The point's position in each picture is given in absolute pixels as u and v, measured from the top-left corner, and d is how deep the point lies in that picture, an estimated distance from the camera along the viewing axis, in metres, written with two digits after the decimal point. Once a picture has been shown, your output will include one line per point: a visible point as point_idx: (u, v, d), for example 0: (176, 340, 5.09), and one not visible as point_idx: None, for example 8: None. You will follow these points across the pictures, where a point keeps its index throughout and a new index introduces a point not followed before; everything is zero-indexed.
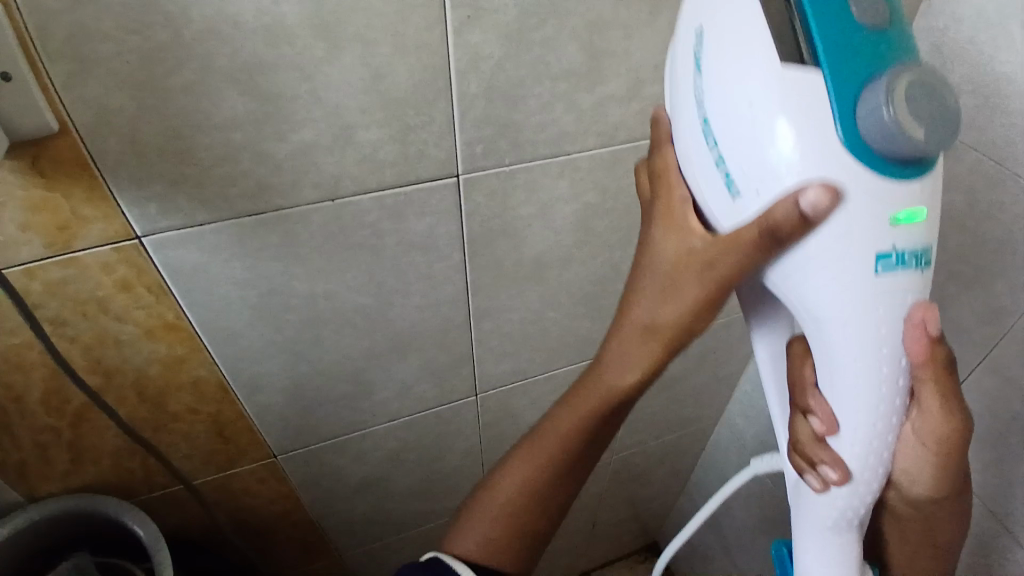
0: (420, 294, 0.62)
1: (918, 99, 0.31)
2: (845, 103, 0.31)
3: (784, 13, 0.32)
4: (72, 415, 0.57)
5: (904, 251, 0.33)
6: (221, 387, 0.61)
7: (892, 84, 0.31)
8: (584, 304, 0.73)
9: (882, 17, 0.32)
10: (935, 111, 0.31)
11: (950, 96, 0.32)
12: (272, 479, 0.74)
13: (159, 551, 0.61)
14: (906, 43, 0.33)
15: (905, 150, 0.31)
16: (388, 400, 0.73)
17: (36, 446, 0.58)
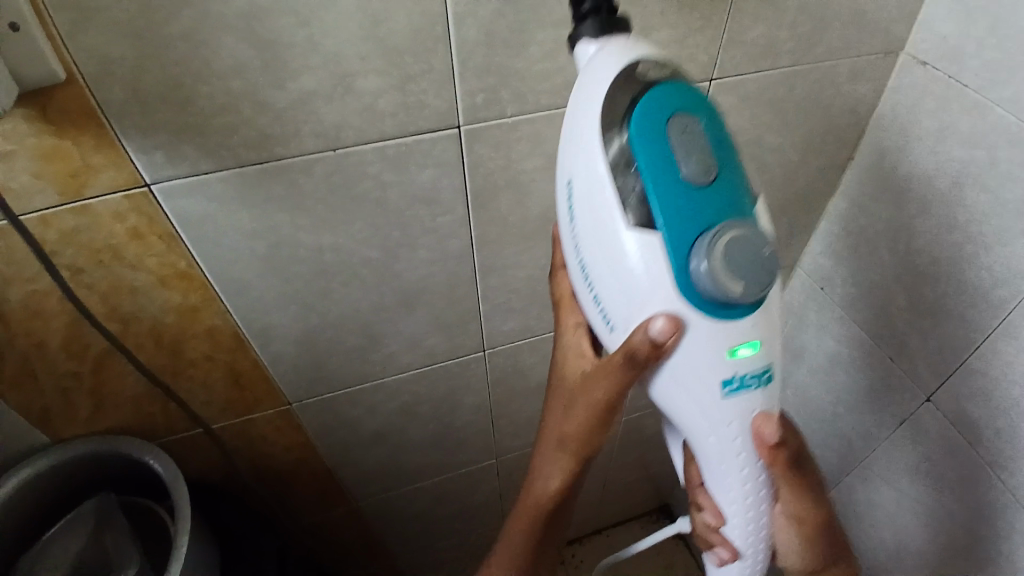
0: (427, 248, 0.63)
1: (739, 256, 0.38)
2: (679, 256, 0.39)
3: (628, 178, 0.39)
4: (93, 360, 0.60)
5: (744, 376, 0.41)
6: (235, 335, 0.63)
7: (711, 244, 0.38)
8: None
9: (714, 177, 0.39)
10: (754, 266, 0.39)
11: (764, 243, 0.39)
12: (288, 428, 0.77)
13: (177, 487, 0.63)
14: (738, 200, 0.40)
15: (727, 296, 0.39)
16: (398, 353, 0.74)
17: (59, 390, 0.61)
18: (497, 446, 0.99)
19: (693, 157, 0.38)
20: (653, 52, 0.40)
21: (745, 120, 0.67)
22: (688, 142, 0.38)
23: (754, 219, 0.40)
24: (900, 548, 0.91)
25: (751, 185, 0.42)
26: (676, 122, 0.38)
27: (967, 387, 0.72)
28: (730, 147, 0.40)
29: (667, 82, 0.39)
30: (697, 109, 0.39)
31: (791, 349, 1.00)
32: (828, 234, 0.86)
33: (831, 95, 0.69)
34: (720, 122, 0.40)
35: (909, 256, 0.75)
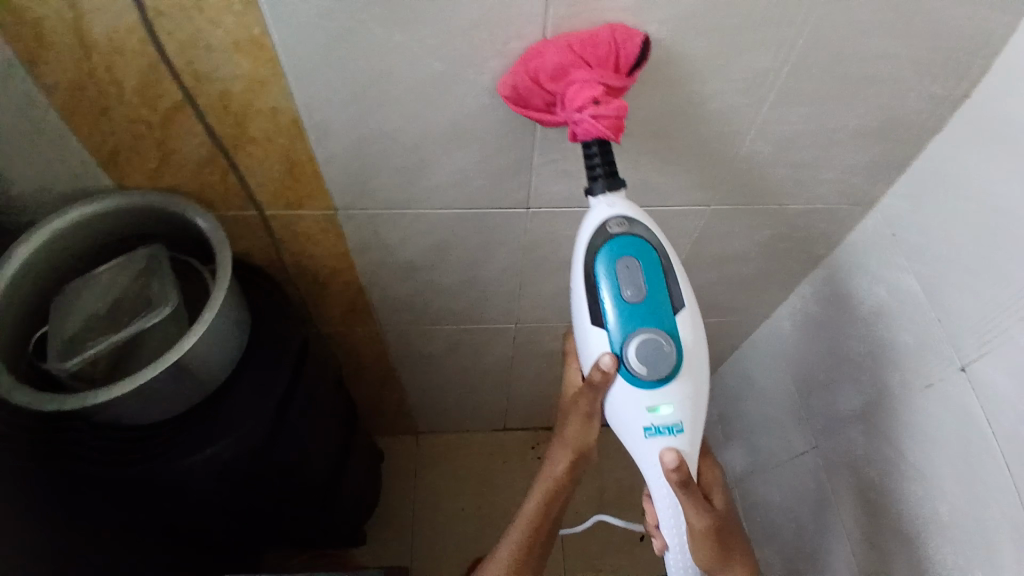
0: (491, 75, 0.62)
1: (649, 353, 0.59)
2: (616, 340, 0.60)
3: (590, 286, 0.61)
4: (163, 112, 0.63)
5: (659, 425, 0.61)
6: (295, 122, 0.65)
7: (633, 336, 0.60)
8: (655, 133, 0.71)
9: (643, 300, 0.60)
10: (661, 359, 0.59)
11: (670, 344, 0.60)
12: (331, 233, 0.81)
13: (222, 252, 0.68)
14: (659, 315, 0.60)
15: (643, 371, 0.60)
16: (443, 186, 0.75)
17: (130, 137, 0.65)
18: (516, 310, 1.02)
19: (629, 289, 0.60)
20: (624, 207, 0.60)
21: (865, 14, 0.60)
22: (627, 273, 0.60)
23: (670, 328, 0.60)
24: (871, 510, 0.91)
25: (679, 301, 0.61)
26: (622, 266, 0.59)
27: (1006, 355, 0.69)
28: (660, 278, 0.60)
29: (626, 234, 0.60)
30: (639, 250, 0.60)
31: (836, 294, 0.96)
32: (919, 176, 0.79)
33: (976, 6, 0.60)
34: (657, 262, 0.60)
35: (997, 214, 0.69)
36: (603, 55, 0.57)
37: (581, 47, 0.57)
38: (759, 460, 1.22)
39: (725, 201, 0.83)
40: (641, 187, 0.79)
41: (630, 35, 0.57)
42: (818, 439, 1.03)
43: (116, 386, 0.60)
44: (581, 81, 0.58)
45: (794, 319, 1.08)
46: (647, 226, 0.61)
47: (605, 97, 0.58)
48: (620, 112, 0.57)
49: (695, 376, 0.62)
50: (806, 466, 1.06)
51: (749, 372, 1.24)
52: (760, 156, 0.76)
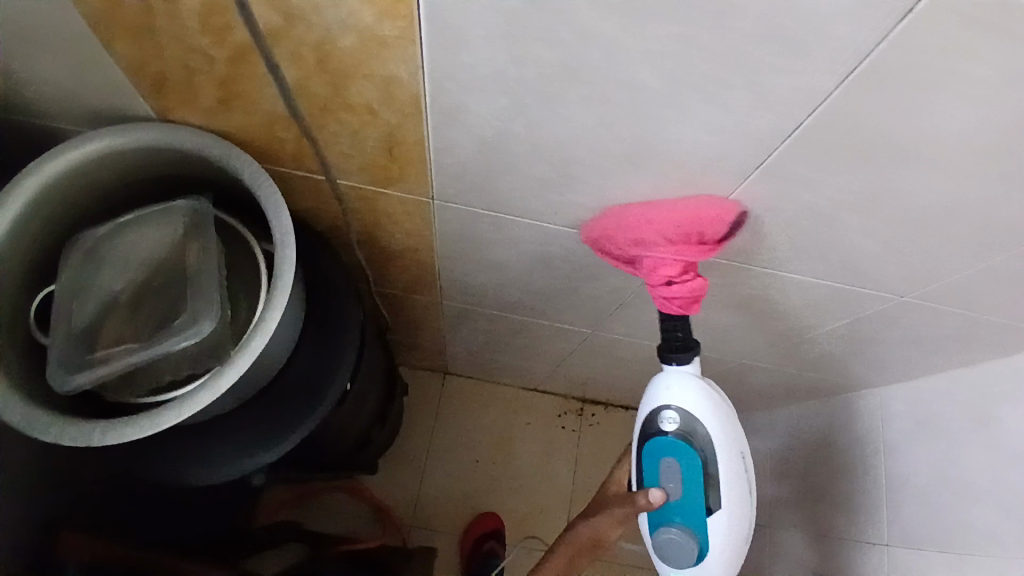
0: (724, 107, 0.41)
1: (671, 545, 0.63)
2: (649, 517, 0.65)
3: (637, 462, 0.66)
4: (232, 49, 0.44)
5: None
6: (414, 101, 0.45)
7: (661, 522, 0.64)
8: (894, 219, 0.51)
9: (677, 496, 0.63)
10: (682, 552, 0.63)
11: (693, 541, 0.62)
12: (418, 217, 0.63)
13: (283, 249, 0.52)
14: (691, 512, 0.62)
15: (665, 554, 0.64)
16: (581, 207, 0.56)
17: (183, 66, 0.46)
18: (601, 323, 0.86)
19: (666, 483, 0.63)
20: (678, 404, 0.61)
21: None
22: (667, 469, 0.63)
23: (698, 529, 0.62)
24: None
25: (716, 504, 0.62)
26: (663, 461, 0.63)
27: None
28: (700, 481, 0.62)
29: (673, 433, 0.61)
30: (681, 453, 0.61)
31: (981, 410, 0.77)
32: None
33: None
34: (698, 466, 0.61)
35: None
36: (683, 237, 0.55)
37: (660, 226, 0.55)
38: (787, 513, 1.06)
39: (924, 297, 0.63)
40: (833, 263, 0.59)
41: (727, 220, 0.54)
42: (895, 541, 0.85)
43: (129, 426, 0.47)
44: (665, 256, 0.57)
45: (914, 408, 0.87)
46: (700, 426, 0.61)
47: (681, 272, 0.58)
48: (694, 286, 0.59)
49: (724, 567, 0.64)
50: (859, 556, 0.90)
51: (820, 427, 1.02)
52: (1008, 272, 0.56)
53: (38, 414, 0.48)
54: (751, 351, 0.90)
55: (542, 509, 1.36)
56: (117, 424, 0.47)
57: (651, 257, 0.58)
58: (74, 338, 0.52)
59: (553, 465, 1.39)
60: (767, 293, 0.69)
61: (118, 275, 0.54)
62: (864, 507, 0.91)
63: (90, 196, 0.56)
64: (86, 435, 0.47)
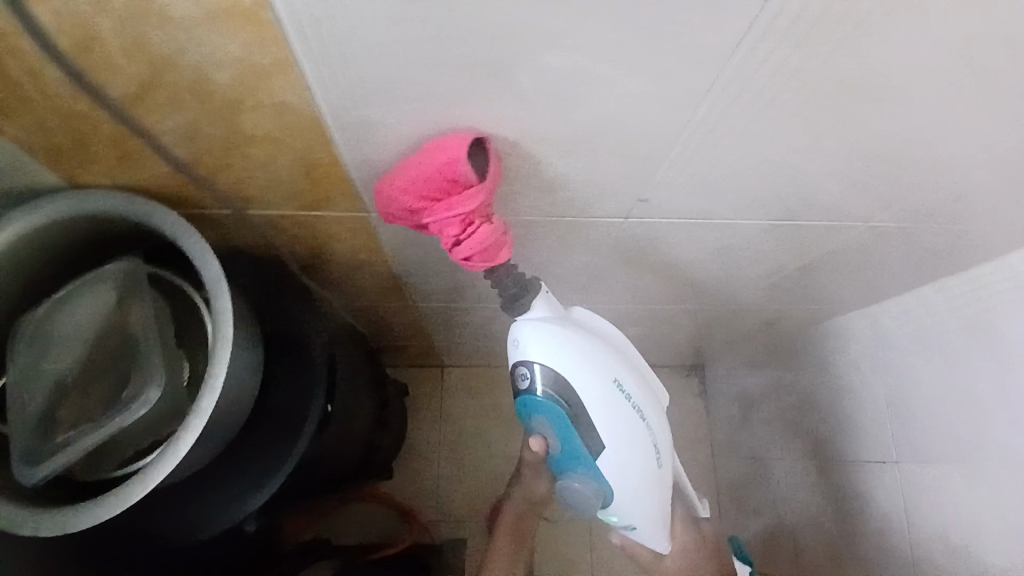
0: (637, 73, 0.38)
1: (572, 493, 0.63)
2: (552, 466, 0.65)
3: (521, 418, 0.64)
4: (114, 106, 0.42)
5: (616, 524, 0.67)
6: (314, 123, 0.43)
7: (560, 471, 0.64)
8: (849, 152, 0.48)
9: (561, 449, 0.62)
10: (584, 498, 0.63)
11: (590, 487, 0.62)
12: (361, 232, 0.61)
13: (217, 295, 0.50)
14: (579, 458, 0.61)
15: (571, 501, 0.64)
16: (525, 195, 0.53)
17: (71, 132, 0.45)
18: (580, 296, 0.85)
19: (544, 435, 0.62)
20: (529, 363, 0.58)
21: None
22: (542, 425, 0.61)
23: (593, 473, 0.61)
24: (941, 566, 0.75)
25: (598, 445, 0.60)
26: (535, 421, 0.61)
27: None
28: (573, 431, 0.59)
29: (532, 391, 0.59)
30: (544, 409, 0.59)
31: (977, 313, 0.72)
32: None
33: None
34: (564, 418, 0.59)
35: None
36: (439, 189, 0.45)
37: (411, 185, 0.46)
38: (797, 444, 1.06)
39: (897, 219, 0.61)
40: (792, 204, 0.57)
41: (449, 156, 0.43)
42: (905, 458, 0.81)
43: (99, 506, 0.47)
44: (440, 219, 0.47)
45: (913, 327, 0.81)
46: (559, 379, 0.57)
47: (465, 226, 0.47)
48: (486, 237, 0.48)
49: (646, 495, 0.63)
50: (872, 478, 0.87)
51: (817, 359, 1.01)
52: (978, 179, 0.53)
53: (8, 514, 0.47)
54: (736, 298, 0.88)
55: None
56: (88, 505, 0.47)
57: (430, 220, 0.47)
58: (27, 430, 0.50)
59: None
60: (737, 242, 0.67)
61: (64, 358, 0.52)
62: (872, 427, 0.88)
63: (17, 281, 0.53)
64: (61, 522, 0.47)
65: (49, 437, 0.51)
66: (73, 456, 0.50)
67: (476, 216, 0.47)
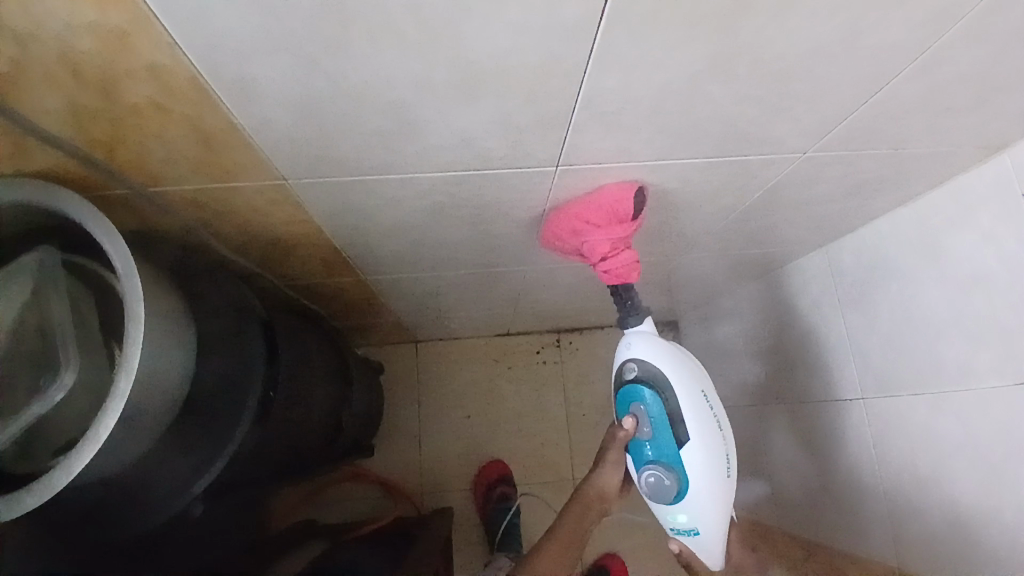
0: (522, 3, 0.36)
1: (652, 482, 0.67)
2: (633, 457, 0.70)
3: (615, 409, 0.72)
4: None
5: (679, 527, 0.69)
6: (193, 83, 0.41)
7: (641, 461, 0.68)
8: (763, 77, 0.46)
9: (651, 438, 0.67)
10: (662, 489, 0.66)
11: (670, 479, 0.65)
12: (286, 203, 0.59)
13: (129, 277, 0.49)
14: (663, 448, 0.66)
15: (650, 493, 0.68)
16: (441, 149, 0.51)
17: None
18: (532, 256, 0.83)
19: (637, 422, 0.68)
20: (637, 357, 0.68)
21: None
22: (637, 410, 0.67)
23: (676, 464, 0.66)
24: (912, 498, 0.75)
25: (685, 437, 0.65)
26: (633, 407, 0.68)
27: None
28: (665, 419, 0.66)
29: (637, 382, 0.68)
30: (644, 396, 0.67)
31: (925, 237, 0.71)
32: None
33: None
34: (660, 407, 0.66)
35: None
36: (606, 220, 0.66)
37: (581, 214, 0.66)
38: (768, 389, 1.07)
39: (830, 146, 0.60)
40: (721, 136, 0.55)
41: (619, 193, 0.63)
42: (869, 394, 0.81)
43: (27, 495, 0.46)
44: (599, 239, 0.68)
45: (864, 259, 0.82)
46: (659, 371, 0.66)
47: (613, 248, 0.68)
48: (626, 259, 0.69)
49: (713, 499, 0.66)
50: (840, 416, 0.88)
51: (782, 301, 1.00)
52: (905, 96, 0.52)
53: None
54: (691, 245, 0.87)
55: (544, 443, 1.37)
56: (16, 495, 0.46)
57: (590, 240, 0.69)
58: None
59: (543, 398, 1.39)
60: (675, 185, 0.65)
61: None
62: (835, 365, 0.88)
63: None
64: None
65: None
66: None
67: (623, 242, 0.68)
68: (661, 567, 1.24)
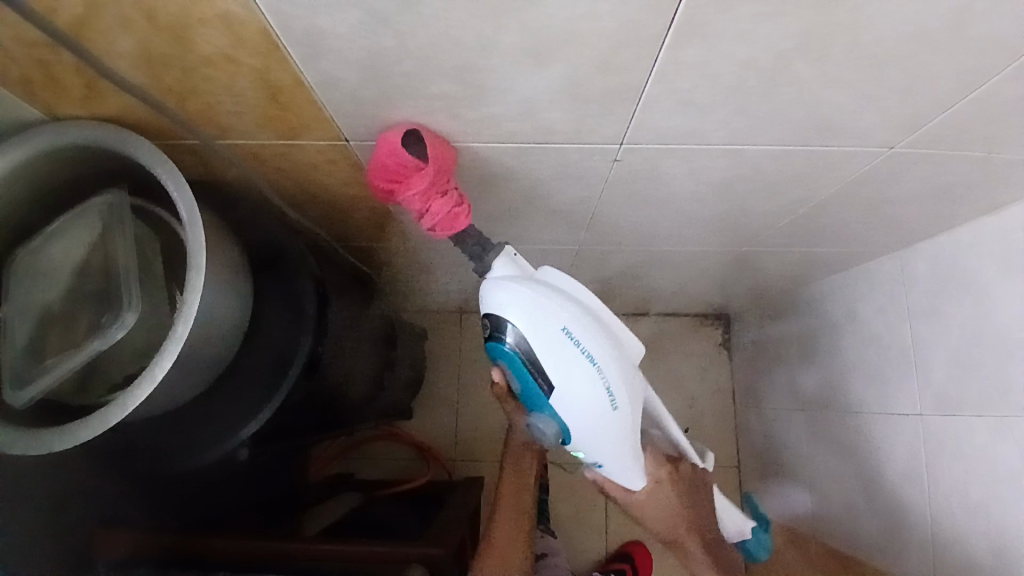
0: None
1: (537, 431, 0.64)
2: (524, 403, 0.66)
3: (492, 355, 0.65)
4: (68, 30, 0.41)
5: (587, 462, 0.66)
6: (265, 36, 0.41)
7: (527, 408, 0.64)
8: (857, 60, 0.42)
9: (522, 389, 0.62)
10: (548, 436, 0.63)
11: (552, 427, 0.62)
12: (345, 164, 0.59)
13: (192, 224, 0.50)
14: (535, 398, 0.61)
15: (543, 439, 0.65)
16: (504, 118, 0.50)
17: (37, 62, 0.44)
18: (585, 236, 0.82)
19: (505, 372, 0.62)
20: (488, 310, 0.58)
21: None
22: (499, 363, 0.61)
23: (552, 414, 0.61)
24: (957, 525, 0.71)
25: (548, 386, 0.58)
26: (496, 360, 0.61)
27: None
28: (525, 372, 0.58)
29: (493, 337, 0.59)
30: (501, 351, 0.59)
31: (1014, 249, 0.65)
32: None
33: None
34: (517, 362, 0.58)
35: None
36: (393, 175, 0.51)
37: (378, 180, 0.53)
38: (819, 393, 1.02)
39: (921, 143, 0.55)
40: (803, 123, 0.51)
41: (390, 144, 0.50)
42: (927, 410, 0.76)
43: (81, 428, 0.49)
44: (405, 200, 0.53)
45: (938, 268, 0.76)
46: (508, 324, 0.56)
47: (423, 202, 0.52)
48: (442, 209, 0.52)
49: (602, 441, 0.61)
50: (893, 430, 0.83)
51: (847, 303, 0.95)
52: (1017, 95, 0.47)
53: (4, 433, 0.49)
54: (753, 237, 0.83)
55: None
56: (73, 425, 0.49)
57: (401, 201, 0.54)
58: (18, 355, 0.51)
59: None
60: (745, 173, 0.62)
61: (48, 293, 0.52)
62: (895, 376, 0.83)
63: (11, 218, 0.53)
64: (52, 440, 0.49)
65: (39, 362, 0.52)
66: (61, 376, 0.52)
67: (434, 191, 0.52)
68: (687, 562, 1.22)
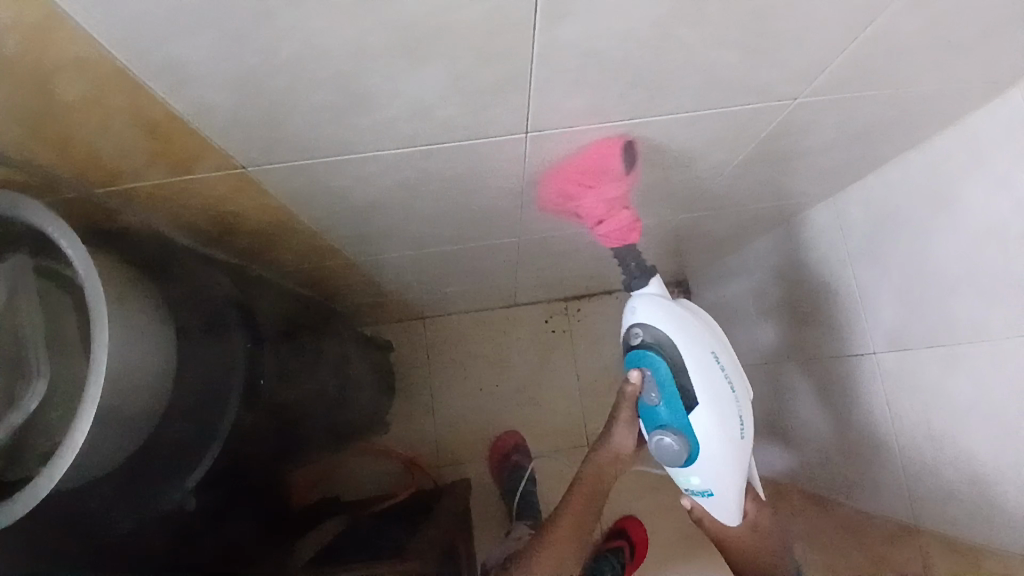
0: None
1: (662, 445, 0.65)
2: (646, 418, 0.68)
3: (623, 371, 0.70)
4: None
5: (695, 489, 0.68)
6: (123, 75, 0.39)
7: (652, 418, 0.67)
8: (737, 17, 0.42)
9: (658, 400, 0.65)
10: (672, 454, 0.64)
11: (681, 441, 0.64)
12: (252, 191, 0.57)
13: (92, 279, 0.48)
14: (671, 410, 0.64)
15: (663, 458, 0.66)
16: (399, 121, 0.49)
17: None
18: (521, 225, 0.81)
19: (644, 380, 0.66)
20: (644, 322, 0.65)
21: None
22: (643, 371, 0.65)
23: (686, 430, 0.64)
24: (925, 455, 0.72)
25: (693, 400, 0.63)
26: (638, 366, 0.66)
27: None
28: (672, 382, 0.64)
29: (642, 346, 0.65)
30: (652, 362, 0.64)
31: (934, 181, 0.66)
32: None
33: None
34: (666, 371, 0.64)
35: None
36: (593, 181, 0.66)
37: (574, 176, 0.65)
38: (780, 345, 1.03)
39: (823, 90, 0.55)
40: (702, 85, 0.51)
41: (608, 150, 0.60)
42: (879, 348, 0.78)
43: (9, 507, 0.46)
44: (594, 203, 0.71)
45: (871, 209, 0.77)
46: (664, 333, 0.64)
47: (608, 210, 0.72)
48: (624, 219, 0.72)
49: (728, 462, 0.64)
50: (852, 371, 0.84)
51: (791, 254, 0.96)
52: (902, 30, 0.47)
53: None
54: (687, 203, 0.83)
55: (556, 411, 1.36)
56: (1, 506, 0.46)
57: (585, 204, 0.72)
58: None
59: (553, 368, 1.38)
60: (659, 142, 0.61)
61: None
62: (846, 319, 0.84)
63: None
64: None
65: None
66: None
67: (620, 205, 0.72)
68: (679, 528, 1.24)
